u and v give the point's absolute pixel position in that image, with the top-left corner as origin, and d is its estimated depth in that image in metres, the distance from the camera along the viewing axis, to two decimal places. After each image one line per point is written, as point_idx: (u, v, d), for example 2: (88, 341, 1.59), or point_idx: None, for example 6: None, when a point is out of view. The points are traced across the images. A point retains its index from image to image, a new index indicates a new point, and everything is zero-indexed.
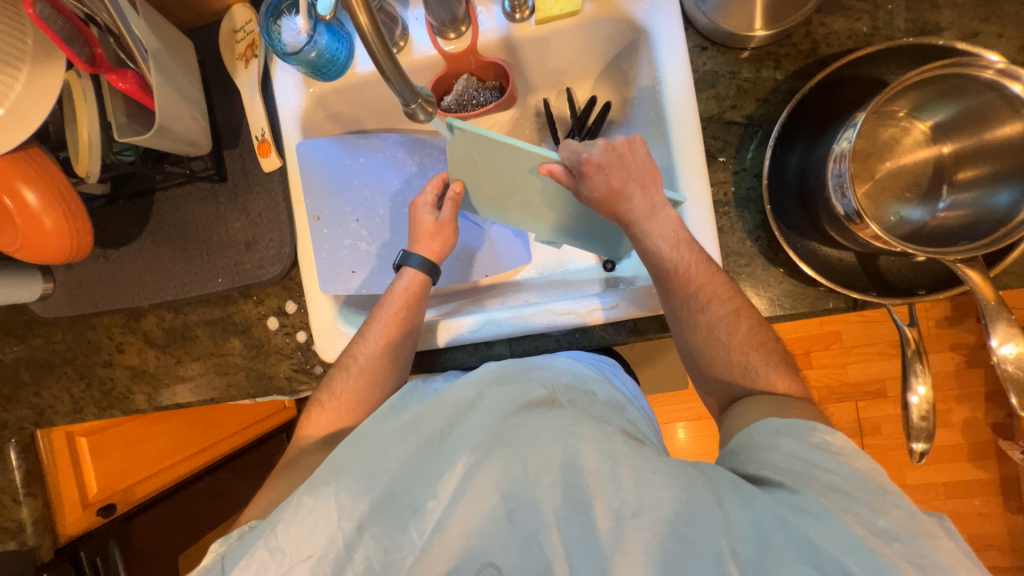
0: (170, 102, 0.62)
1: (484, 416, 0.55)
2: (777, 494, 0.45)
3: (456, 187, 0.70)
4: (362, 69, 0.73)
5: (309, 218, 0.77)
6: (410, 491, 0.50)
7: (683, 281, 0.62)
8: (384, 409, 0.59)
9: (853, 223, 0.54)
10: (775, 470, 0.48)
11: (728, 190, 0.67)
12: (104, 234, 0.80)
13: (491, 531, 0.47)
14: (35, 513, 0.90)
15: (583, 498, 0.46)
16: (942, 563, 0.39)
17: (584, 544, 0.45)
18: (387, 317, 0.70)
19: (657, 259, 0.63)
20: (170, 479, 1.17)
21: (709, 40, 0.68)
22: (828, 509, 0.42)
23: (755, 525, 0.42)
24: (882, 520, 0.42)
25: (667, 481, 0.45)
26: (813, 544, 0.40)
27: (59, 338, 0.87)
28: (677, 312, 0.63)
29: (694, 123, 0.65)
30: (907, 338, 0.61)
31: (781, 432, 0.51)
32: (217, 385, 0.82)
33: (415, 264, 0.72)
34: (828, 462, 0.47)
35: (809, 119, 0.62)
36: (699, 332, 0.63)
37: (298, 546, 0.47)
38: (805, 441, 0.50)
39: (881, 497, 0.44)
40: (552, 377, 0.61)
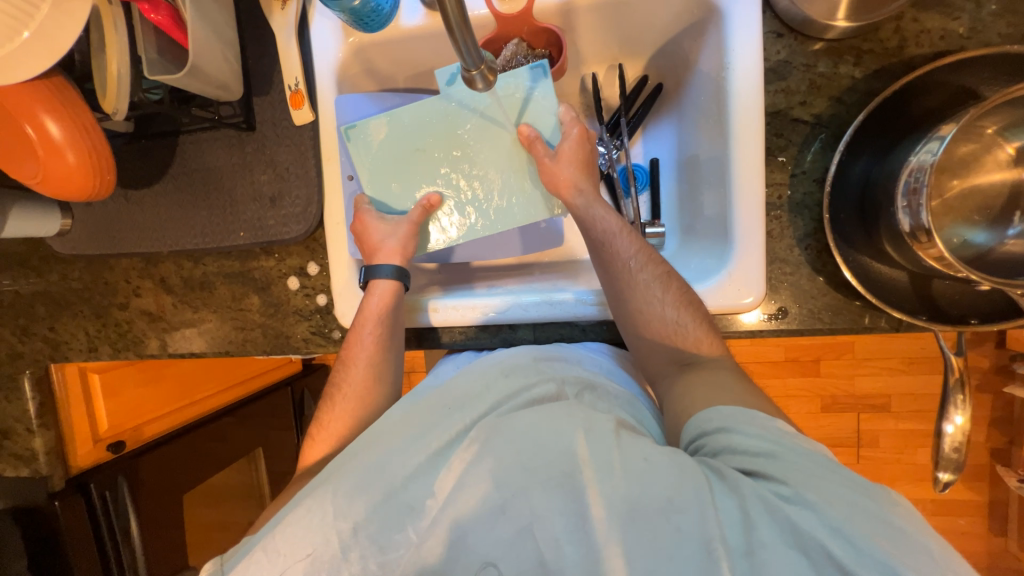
0: (204, 41, 0.58)
1: (482, 400, 0.55)
2: (760, 482, 0.44)
3: (432, 198, 0.69)
4: (406, 22, 0.68)
5: (343, 176, 0.74)
6: (408, 487, 0.50)
7: (613, 246, 0.63)
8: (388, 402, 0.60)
9: (916, 241, 0.52)
10: (739, 462, 0.47)
11: (783, 193, 0.64)
12: (125, 174, 0.78)
13: (487, 524, 0.47)
14: (47, 444, 0.93)
15: (577, 490, 0.47)
16: (910, 529, 0.41)
17: (575, 533, 0.46)
18: (366, 338, 0.67)
19: (599, 224, 0.64)
20: (186, 420, 1.17)
21: (787, 26, 0.62)
22: (804, 492, 0.43)
23: (740, 509, 0.43)
24: (845, 489, 0.43)
25: (661, 470, 0.45)
26: (797, 527, 0.41)
27: (76, 276, 0.86)
28: (615, 274, 0.63)
29: (758, 117, 0.61)
30: (951, 367, 0.59)
31: (730, 418, 0.50)
32: (232, 339, 0.82)
33: (385, 275, 0.68)
34: (787, 448, 0.47)
35: (886, 126, 0.58)
36: (636, 291, 0.62)
37: (293, 546, 0.48)
38: (750, 423, 0.49)
39: (842, 475, 0.45)
40: (564, 369, 0.60)
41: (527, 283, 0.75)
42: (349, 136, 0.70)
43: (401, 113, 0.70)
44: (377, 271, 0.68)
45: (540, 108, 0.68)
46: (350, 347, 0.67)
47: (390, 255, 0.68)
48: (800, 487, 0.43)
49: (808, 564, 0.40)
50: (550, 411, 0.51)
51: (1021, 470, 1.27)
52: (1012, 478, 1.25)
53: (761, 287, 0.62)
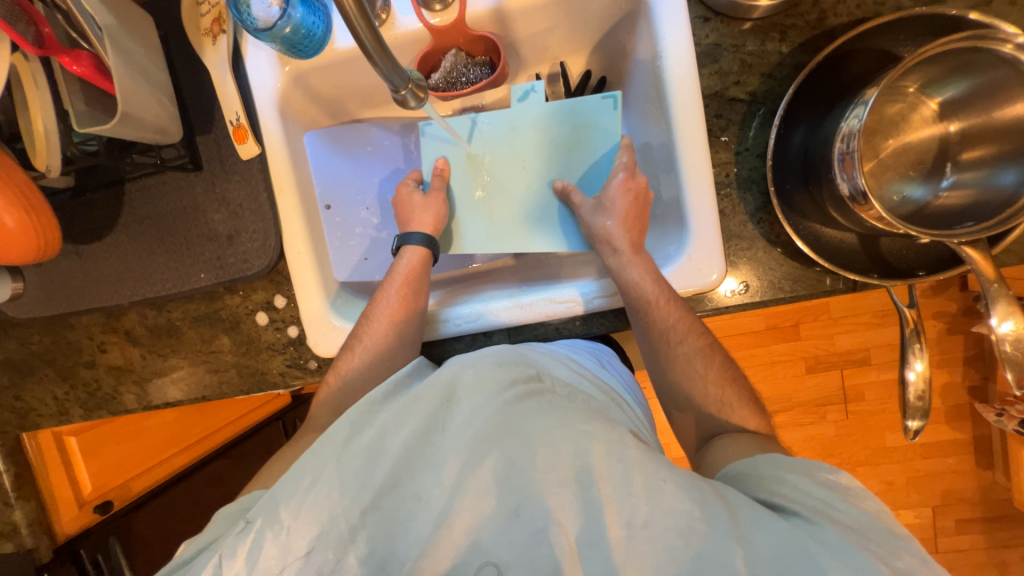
0: (132, 87, 0.57)
1: (488, 396, 0.55)
2: (798, 524, 0.44)
3: (439, 162, 0.75)
4: (342, 44, 0.68)
5: (321, 206, 0.78)
6: (413, 478, 0.50)
7: (655, 312, 0.63)
8: (384, 387, 0.59)
9: (857, 204, 0.53)
10: (787, 502, 0.46)
11: (730, 171, 0.65)
12: (73, 229, 0.76)
13: (498, 528, 0.47)
14: (29, 516, 0.89)
15: (594, 499, 0.46)
16: None
17: (592, 540, 0.45)
18: (391, 295, 0.69)
19: (636, 288, 0.64)
20: (174, 470, 1.15)
21: (712, 11, 0.64)
22: (848, 546, 0.41)
23: (774, 552, 0.41)
24: (893, 555, 0.41)
25: (680, 493, 0.45)
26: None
27: (36, 340, 0.83)
28: (653, 338, 0.65)
29: (696, 99, 0.63)
30: (905, 319, 0.61)
31: (789, 467, 0.51)
32: (207, 383, 0.80)
33: (416, 242, 0.71)
34: (841, 503, 0.46)
35: (816, 96, 0.60)
36: (674, 361, 0.65)
37: (298, 522, 0.47)
38: (808, 475, 0.49)
39: (894, 543, 0.43)
40: (549, 366, 0.62)
41: (550, 276, 0.75)
42: (425, 133, 0.76)
43: (483, 117, 0.75)
44: (410, 238, 0.71)
45: (575, 109, 0.72)
46: (372, 303, 0.70)
47: (424, 226, 0.72)
48: (847, 542, 0.41)
49: None
50: (564, 420, 0.52)
51: (997, 404, 1.33)
52: (990, 413, 1.30)
53: (722, 263, 0.64)
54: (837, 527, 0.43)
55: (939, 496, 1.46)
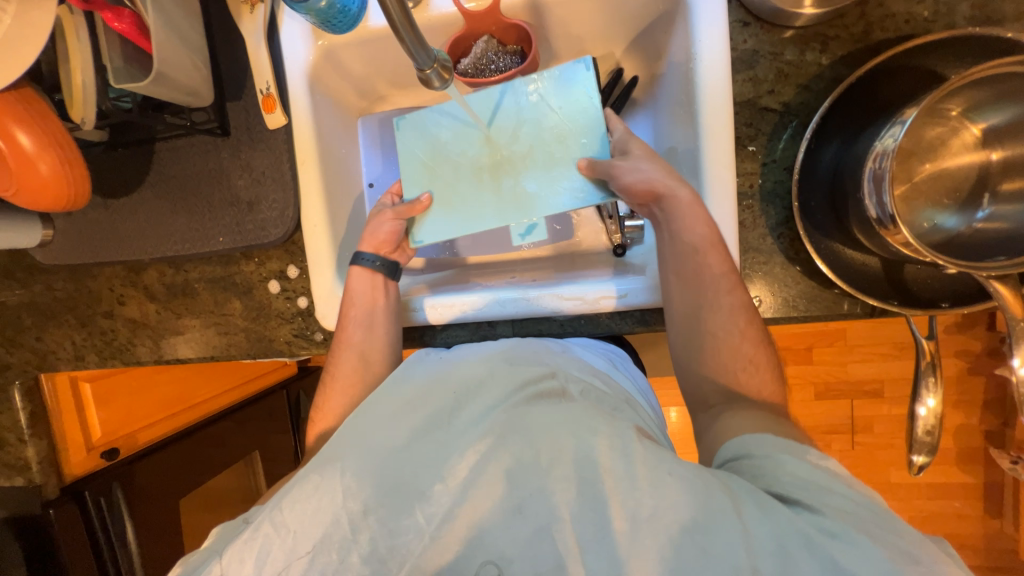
0: (169, 47, 0.58)
1: (494, 395, 0.56)
2: (801, 513, 0.43)
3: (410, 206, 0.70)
4: (375, 23, 0.69)
5: (365, 184, 0.84)
6: (416, 475, 0.51)
7: (704, 260, 0.61)
8: (386, 383, 0.62)
9: (885, 229, 0.51)
10: (786, 491, 0.45)
11: (754, 182, 0.64)
12: (102, 182, 0.78)
13: (503, 523, 0.48)
14: (40, 453, 0.93)
15: (597, 495, 0.47)
16: None
17: (597, 538, 0.46)
18: (353, 327, 0.70)
19: (685, 239, 0.61)
20: (178, 426, 1.18)
21: (752, 16, 0.62)
22: (852, 531, 0.41)
23: (777, 540, 0.41)
24: (896, 537, 0.41)
25: (685, 484, 0.45)
26: (839, 565, 0.39)
27: (61, 286, 0.87)
28: (700, 290, 0.62)
29: (726, 106, 0.61)
30: (922, 350, 0.59)
31: (779, 448, 0.49)
32: (216, 344, 0.82)
33: (370, 262, 0.72)
34: (839, 487, 0.45)
35: (853, 112, 0.58)
36: (719, 312, 0.61)
37: (302, 524, 0.49)
38: (801, 458, 0.48)
39: (891, 523, 0.43)
40: (564, 363, 0.61)
41: (539, 278, 0.75)
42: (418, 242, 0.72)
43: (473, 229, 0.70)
44: (359, 259, 0.71)
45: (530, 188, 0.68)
46: (343, 331, 0.70)
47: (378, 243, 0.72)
48: (850, 527, 0.41)
49: None
50: (568, 414, 0.53)
51: (1013, 452, 1.28)
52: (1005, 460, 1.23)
53: (735, 276, 0.63)
54: (839, 507, 0.43)
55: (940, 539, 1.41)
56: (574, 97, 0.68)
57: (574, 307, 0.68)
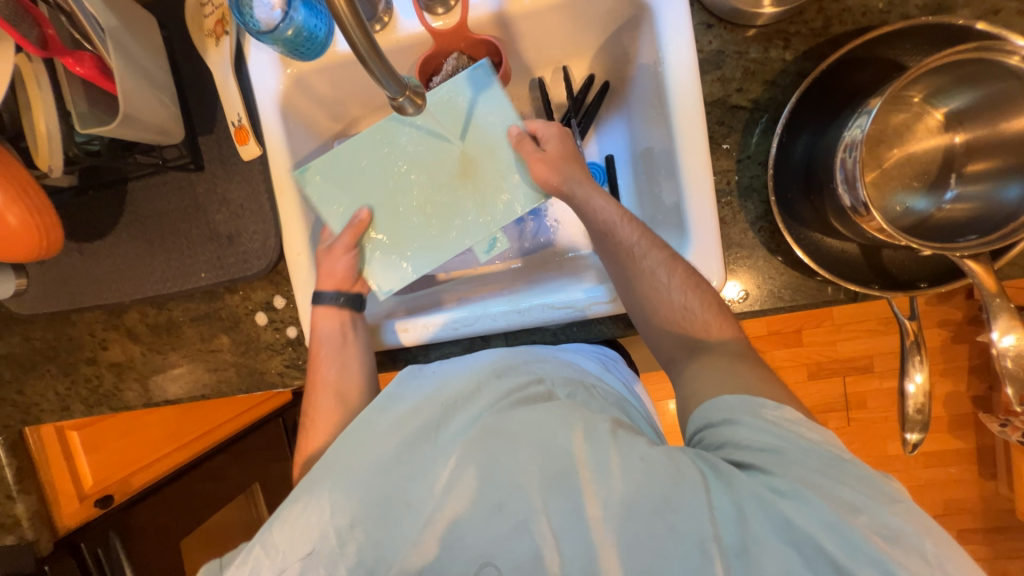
0: (135, 88, 0.57)
1: (481, 402, 0.57)
2: (754, 476, 0.46)
3: (360, 217, 0.68)
4: (342, 47, 0.69)
5: None
6: (403, 487, 0.52)
7: (615, 233, 0.63)
8: (378, 402, 0.59)
9: (858, 215, 0.53)
10: (742, 457, 0.48)
11: (731, 179, 0.65)
12: (75, 227, 0.76)
13: (483, 522, 0.49)
14: (30, 509, 0.89)
15: (574, 488, 0.49)
16: (904, 529, 0.42)
17: (574, 529, 0.48)
18: (326, 368, 0.69)
19: (598, 215, 0.64)
20: (173, 466, 1.16)
21: (715, 17, 0.64)
22: (801, 488, 0.44)
23: (736, 505, 0.45)
24: (845, 489, 0.44)
25: (657, 466, 0.48)
26: (789, 521, 0.43)
27: (39, 335, 0.84)
28: (620, 261, 0.63)
29: (697, 107, 0.62)
30: (905, 330, 0.61)
31: (735, 409, 0.51)
32: (206, 381, 0.80)
33: (329, 300, 0.69)
34: (796, 446, 0.48)
35: (820, 105, 0.59)
36: (642, 278, 0.61)
37: (290, 543, 0.50)
38: (758, 416, 0.50)
39: (843, 471, 0.46)
40: (552, 369, 0.61)
41: (517, 285, 0.75)
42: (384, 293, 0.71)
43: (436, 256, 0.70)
44: (320, 298, 0.69)
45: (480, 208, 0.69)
46: (315, 372, 0.69)
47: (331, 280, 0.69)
48: (798, 484, 0.44)
49: (803, 561, 0.42)
50: (547, 413, 0.54)
51: (1000, 414, 1.32)
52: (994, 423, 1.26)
53: (721, 272, 0.63)
54: (790, 464, 0.46)
55: (940, 505, 1.45)
56: (484, 113, 0.69)
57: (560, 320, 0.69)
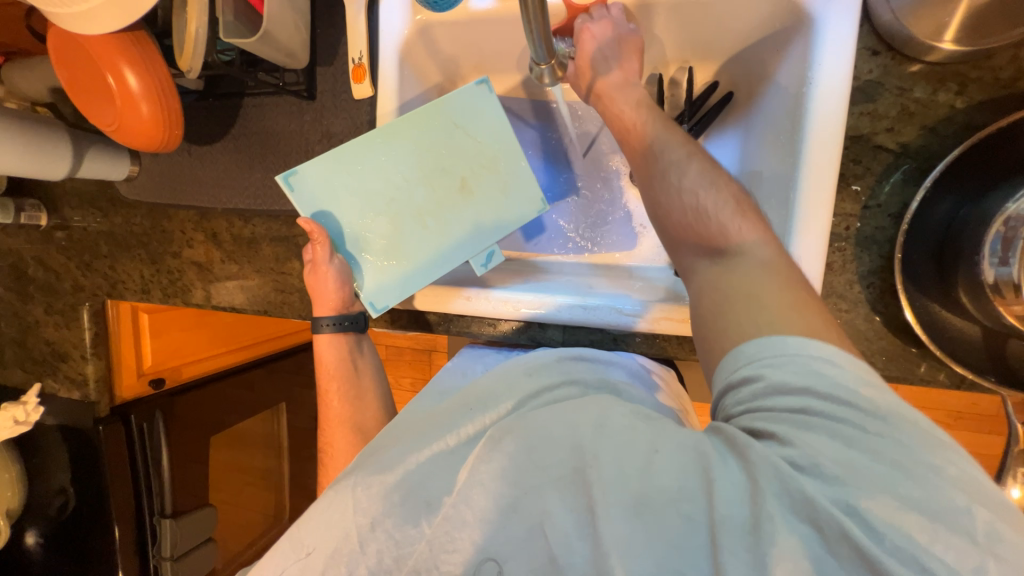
0: (278, 7, 0.59)
1: (504, 402, 0.53)
2: (769, 445, 0.39)
3: (314, 231, 0.68)
4: (476, 4, 0.68)
5: None
6: (423, 485, 0.49)
7: (659, 156, 0.58)
8: (422, 398, 0.63)
9: (999, 296, 0.48)
10: (761, 426, 0.40)
11: (851, 224, 0.59)
12: (190, 129, 0.81)
13: (495, 524, 0.45)
14: (98, 372, 0.99)
15: (585, 484, 0.43)
16: (954, 507, 0.35)
17: (585, 531, 0.42)
18: (336, 399, 0.74)
19: (647, 141, 0.60)
20: (216, 367, 1.24)
21: (884, 44, 0.57)
22: (827, 465, 0.37)
23: (748, 479, 0.38)
24: (889, 467, 0.36)
25: (676, 459, 0.41)
26: (808, 498, 0.36)
27: (137, 221, 0.91)
28: (656, 187, 0.58)
29: (836, 140, 0.57)
30: (1017, 435, 0.55)
31: (761, 355, 0.43)
32: (271, 299, 0.85)
33: (327, 325, 0.73)
34: (828, 404, 0.39)
35: (986, 167, 0.52)
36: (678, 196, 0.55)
37: (309, 538, 0.49)
38: (789, 360, 0.41)
39: (883, 435, 0.37)
40: (585, 371, 0.58)
41: (534, 278, 0.75)
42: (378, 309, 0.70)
43: (447, 252, 0.71)
44: (321, 323, 0.73)
45: (487, 212, 0.71)
46: (329, 407, 0.74)
47: (330, 296, 0.70)
48: (826, 458, 0.37)
49: (821, 547, 0.35)
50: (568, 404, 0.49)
51: None
52: None
53: None
54: (822, 428, 0.38)
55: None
56: (485, 122, 0.71)
57: (574, 319, 0.67)
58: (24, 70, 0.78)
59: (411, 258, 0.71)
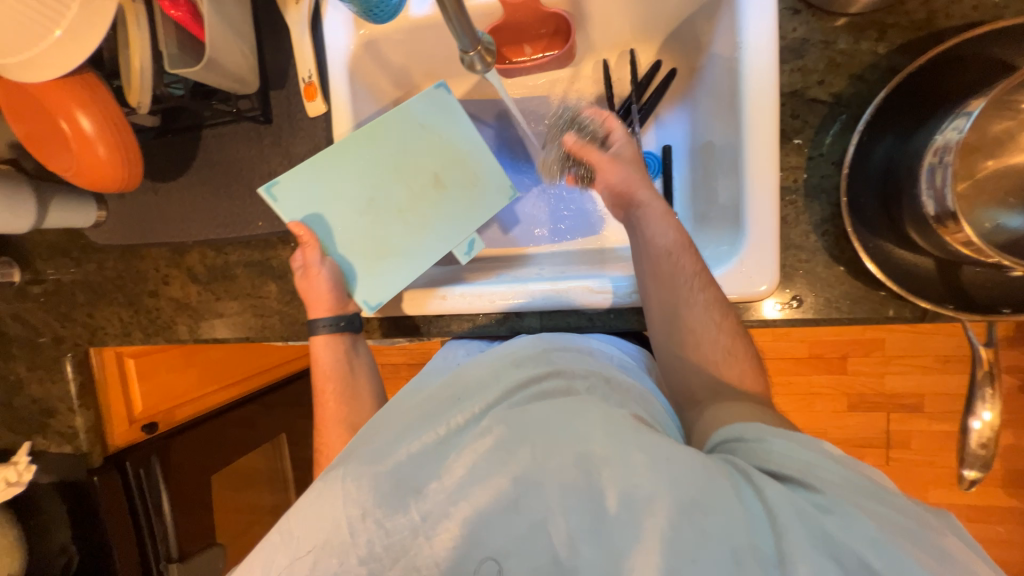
0: (219, 34, 0.61)
1: (490, 394, 0.54)
2: (794, 490, 0.42)
3: (301, 230, 0.68)
4: (415, 13, 0.71)
5: None
6: (414, 474, 0.49)
7: (662, 258, 0.61)
8: (407, 390, 0.62)
9: (942, 227, 0.49)
10: (780, 467, 0.44)
11: (799, 176, 0.61)
12: (152, 167, 0.82)
13: (499, 523, 0.46)
14: (88, 423, 0.98)
15: (593, 482, 0.45)
16: (951, 553, 0.38)
17: (592, 527, 0.44)
18: (330, 397, 0.71)
19: (652, 242, 0.62)
20: (210, 406, 1.23)
21: (804, 3, 0.60)
22: (842, 502, 0.40)
23: (770, 511, 0.40)
24: (886, 508, 0.40)
25: (684, 460, 0.44)
26: (829, 537, 0.38)
27: (111, 266, 0.91)
28: (667, 284, 0.61)
29: (773, 99, 0.59)
30: (980, 359, 0.57)
31: (772, 432, 0.47)
32: (252, 325, 0.85)
33: (320, 329, 0.72)
34: (836, 463, 0.43)
35: (911, 106, 0.55)
36: (688, 309, 0.60)
37: (304, 530, 0.47)
38: (799, 439, 0.46)
39: (884, 495, 0.42)
40: (571, 363, 0.60)
41: (511, 270, 0.76)
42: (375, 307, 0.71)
43: (433, 242, 0.72)
44: (316, 326, 0.72)
45: (468, 199, 0.73)
46: (324, 406, 0.71)
47: (322, 298, 0.70)
48: (841, 499, 0.40)
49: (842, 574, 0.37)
50: (564, 403, 0.52)
51: None
52: None
53: (774, 274, 0.60)
54: (831, 479, 0.42)
55: None
56: (444, 126, 0.72)
57: (561, 288, 0.68)
58: None
59: (399, 253, 0.71)
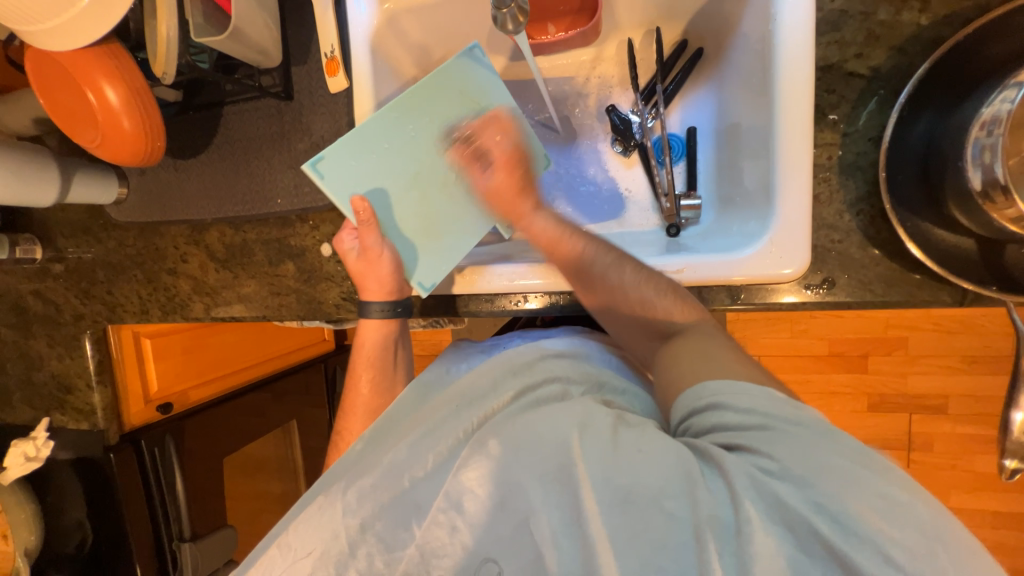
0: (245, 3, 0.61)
1: (491, 403, 0.54)
2: (741, 455, 0.41)
3: (359, 204, 0.66)
4: None
5: None
6: (415, 488, 0.50)
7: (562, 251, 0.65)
8: (412, 394, 0.64)
9: (990, 202, 0.47)
10: (730, 439, 0.43)
11: (834, 153, 0.59)
12: (173, 144, 0.82)
13: (484, 525, 0.46)
14: (104, 400, 0.99)
15: (570, 480, 0.44)
16: (901, 500, 0.37)
17: (571, 525, 0.43)
18: (363, 386, 0.71)
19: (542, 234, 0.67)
20: (224, 389, 1.24)
21: None
22: (795, 467, 0.39)
23: (729, 488, 0.40)
24: (837, 461, 0.39)
25: (657, 456, 0.43)
26: (781, 502, 0.38)
27: (131, 243, 0.92)
28: (579, 272, 0.64)
29: (808, 74, 0.57)
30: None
31: (720, 393, 0.47)
32: (268, 304, 0.85)
33: (371, 313, 0.71)
34: (784, 421, 0.43)
35: (955, 79, 0.53)
36: (602, 287, 0.63)
37: (302, 540, 0.50)
38: (750, 397, 0.46)
39: (834, 443, 0.41)
40: (567, 368, 0.58)
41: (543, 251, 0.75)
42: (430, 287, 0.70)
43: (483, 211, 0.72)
44: (367, 309, 0.71)
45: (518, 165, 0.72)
46: (355, 392, 0.71)
47: (380, 282, 0.69)
48: (792, 465, 0.40)
49: (794, 542, 0.37)
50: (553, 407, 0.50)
51: None
52: None
53: (804, 258, 0.58)
54: (779, 440, 0.42)
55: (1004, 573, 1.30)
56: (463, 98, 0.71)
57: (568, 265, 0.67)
58: (8, 103, 0.80)
59: (451, 226, 0.71)
